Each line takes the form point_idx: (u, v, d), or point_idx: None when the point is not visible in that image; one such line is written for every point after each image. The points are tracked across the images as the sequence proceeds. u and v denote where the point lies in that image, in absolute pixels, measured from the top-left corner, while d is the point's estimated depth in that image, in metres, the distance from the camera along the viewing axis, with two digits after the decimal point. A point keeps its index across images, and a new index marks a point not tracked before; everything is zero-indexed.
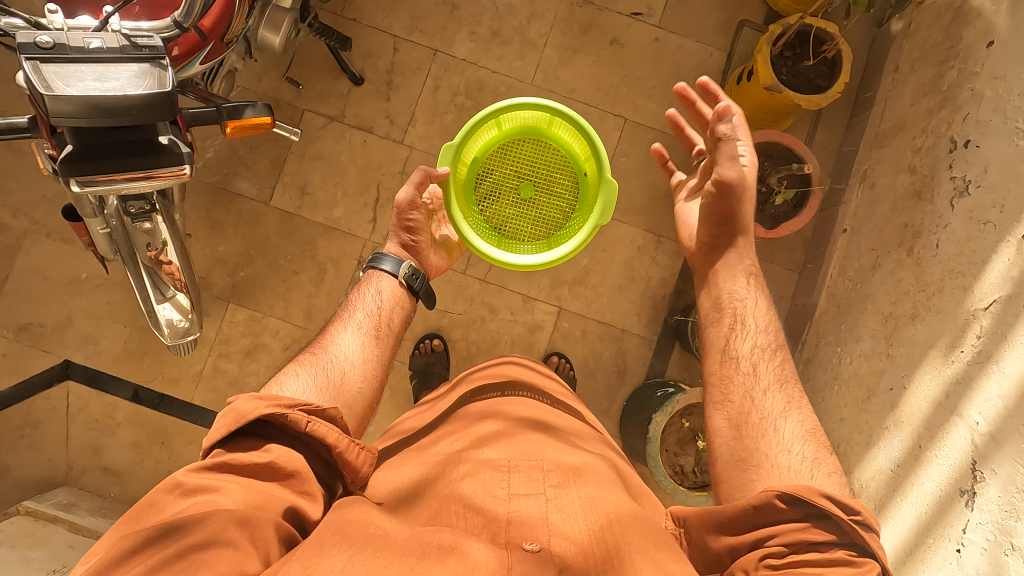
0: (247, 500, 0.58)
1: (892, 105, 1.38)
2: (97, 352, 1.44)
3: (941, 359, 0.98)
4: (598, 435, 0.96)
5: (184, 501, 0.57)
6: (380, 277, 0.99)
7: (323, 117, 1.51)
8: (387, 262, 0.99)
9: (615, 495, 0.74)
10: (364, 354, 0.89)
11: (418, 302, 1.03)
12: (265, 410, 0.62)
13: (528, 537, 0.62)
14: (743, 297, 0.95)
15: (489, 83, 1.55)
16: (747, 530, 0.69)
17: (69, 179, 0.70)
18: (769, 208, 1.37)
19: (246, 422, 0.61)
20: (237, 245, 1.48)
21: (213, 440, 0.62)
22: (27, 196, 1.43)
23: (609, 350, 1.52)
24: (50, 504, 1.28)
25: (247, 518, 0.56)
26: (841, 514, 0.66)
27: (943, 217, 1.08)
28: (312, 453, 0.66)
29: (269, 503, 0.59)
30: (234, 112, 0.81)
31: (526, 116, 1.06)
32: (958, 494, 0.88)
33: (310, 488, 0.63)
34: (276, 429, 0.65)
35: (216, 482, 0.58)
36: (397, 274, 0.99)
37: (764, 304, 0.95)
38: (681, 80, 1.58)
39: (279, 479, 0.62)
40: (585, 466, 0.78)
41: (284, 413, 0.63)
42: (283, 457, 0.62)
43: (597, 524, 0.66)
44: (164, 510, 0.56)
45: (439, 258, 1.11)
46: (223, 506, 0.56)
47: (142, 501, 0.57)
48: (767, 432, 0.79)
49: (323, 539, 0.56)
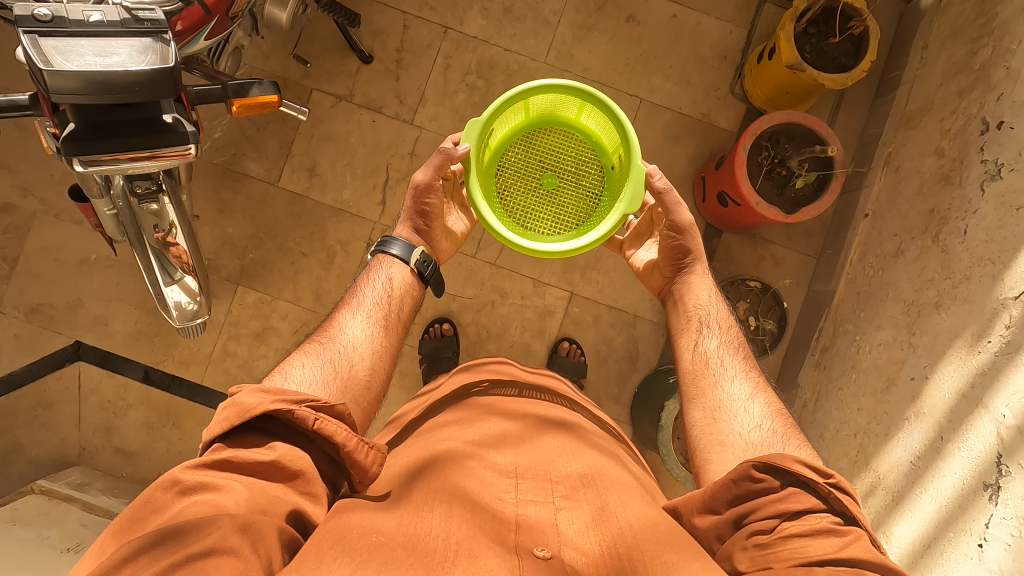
0: (250, 502, 0.57)
1: (920, 85, 1.33)
2: (108, 334, 1.44)
3: (966, 350, 0.96)
4: (601, 433, 0.95)
5: (184, 500, 0.55)
6: (390, 262, 0.97)
7: (331, 96, 1.48)
8: (396, 248, 0.98)
9: (625, 496, 0.73)
10: (373, 343, 0.87)
11: (428, 289, 1.01)
12: (270, 405, 0.61)
13: (539, 544, 0.61)
14: (707, 294, 0.97)
15: (501, 62, 1.51)
16: (751, 511, 0.66)
17: (72, 159, 0.69)
18: (789, 192, 1.33)
19: (249, 417, 0.61)
20: (245, 227, 1.46)
21: (215, 434, 0.61)
22: (35, 176, 1.43)
23: (621, 336, 1.50)
24: (64, 484, 1.29)
25: (249, 524, 0.54)
26: (817, 479, 0.65)
27: (973, 202, 1.04)
28: (317, 450, 0.65)
29: (273, 506, 0.59)
30: (240, 90, 0.78)
31: (554, 105, 1.03)
32: (982, 489, 0.85)
33: (314, 488, 0.63)
34: (281, 425, 0.64)
35: (217, 480, 0.58)
36: (408, 260, 0.97)
37: (721, 303, 0.97)
38: (699, 59, 1.53)
39: (282, 479, 0.61)
40: (591, 468, 0.77)
41: (290, 409, 0.62)
42: (287, 456, 0.61)
43: (609, 530, 0.66)
44: (164, 510, 0.55)
45: (452, 244, 1.09)
46: (224, 506, 0.55)
47: (139, 499, 0.55)
48: (734, 418, 0.82)
49: (322, 548, 0.54)
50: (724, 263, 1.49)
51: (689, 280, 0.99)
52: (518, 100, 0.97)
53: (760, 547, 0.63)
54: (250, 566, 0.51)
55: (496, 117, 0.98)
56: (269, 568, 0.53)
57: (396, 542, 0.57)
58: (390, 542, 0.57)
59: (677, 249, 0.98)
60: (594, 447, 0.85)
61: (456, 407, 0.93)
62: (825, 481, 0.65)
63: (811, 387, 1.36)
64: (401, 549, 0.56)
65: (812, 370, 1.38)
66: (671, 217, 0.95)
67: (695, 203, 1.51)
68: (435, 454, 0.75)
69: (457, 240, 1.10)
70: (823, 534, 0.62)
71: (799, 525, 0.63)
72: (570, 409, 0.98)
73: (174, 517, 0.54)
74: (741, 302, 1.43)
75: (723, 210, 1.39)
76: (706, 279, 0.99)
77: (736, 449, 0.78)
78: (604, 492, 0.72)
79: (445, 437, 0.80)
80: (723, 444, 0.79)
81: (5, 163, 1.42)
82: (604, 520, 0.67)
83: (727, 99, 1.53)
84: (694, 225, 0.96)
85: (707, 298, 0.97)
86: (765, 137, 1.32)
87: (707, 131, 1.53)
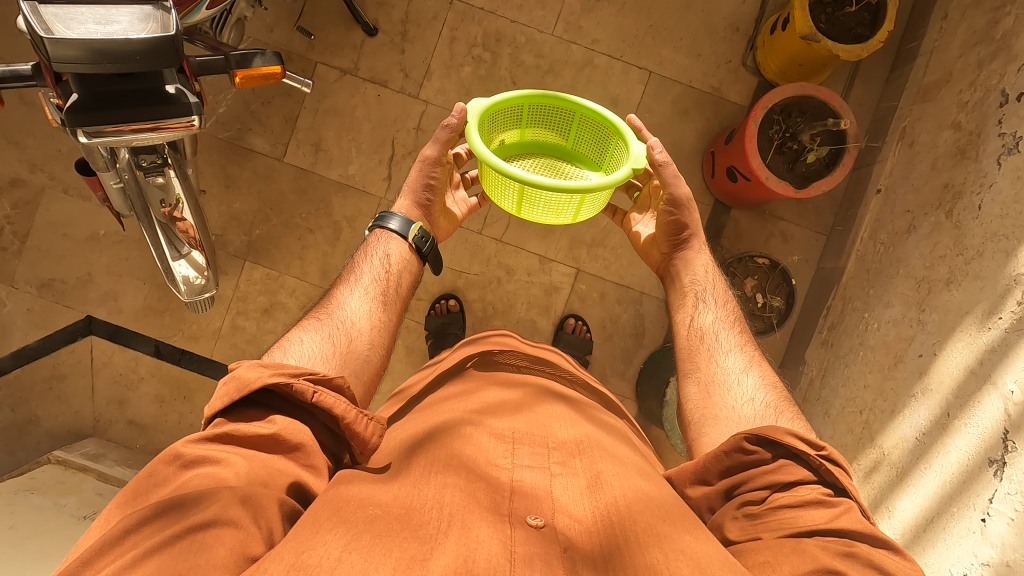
0: (249, 474, 0.57)
1: (938, 56, 1.29)
2: (119, 309, 1.45)
3: (976, 326, 0.95)
4: (604, 409, 0.96)
5: (186, 473, 0.56)
6: (388, 236, 0.97)
7: (336, 70, 1.47)
8: (394, 222, 0.98)
9: (623, 468, 0.73)
10: (372, 319, 0.87)
11: (425, 266, 1.02)
12: (269, 379, 0.62)
13: (534, 510, 0.61)
14: (705, 269, 0.97)
15: (507, 34, 1.48)
16: (744, 484, 0.66)
17: (77, 130, 0.69)
18: (800, 167, 1.31)
19: (249, 390, 0.61)
20: (252, 202, 1.46)
21: (216, 409, 0.62)
22: (42, 151, 1.43)
23: (627, 313, 1.50)
24: (79, 454, 1.32)
25: (250, 496, 0.55)
26: (808, 451, 0.65)
27: (989, 176, 1.02)
28: (317, 423, 0.66)
29: (274, 478, 0.59)
30: (242, 61, 0.77)
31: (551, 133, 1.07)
32: (987, 464, 0.85)
33: (315, 461, 0.63)
34: (281, 399, 0.65)
35: (218, 453, 0.58)
36: (407, 235, 0.97)
37: (720, 277, 0.97)
38: (710, 30, 1.49)
39: (283, 452, 0.62)
40: (587, 440, 0.77)
41: (289, 382, 0.62)
42: (287, 429, 0.62)
43: (605, 501, 0.65)
44: (166, 482, 0.56)
45: (450, 223, 1.11)
46: (224, 479, 0.56)
47: (142, 472, 0.56)
48: (729, 391, 0.81)
49: (318, 519, 0.54)
50: (732, 240, 1.48)
51: (686, 255, 0.99)
52: (518, 103, 0.99)
53: (750, 517, 0.64)
54: (250, 538, 0.52)
55: (495, 109, 0.98)
56: (269, 539, 0.54)
57: (391, 515, 0.57)
58: (386, 514, 0.57)
59: (674, 224, 0.97)
60: (592, 421, 0.85)
61: (459, 379, 0.94)
62: (814, 454, 0.66)
63: (818, 364, 1.36)
64: (396, 521, 0.56)
65: (818, 348, 1.38)
66: (667, 191, 0.93)
67: (704, 178, 1.49)
68: (434, 425, 0.76)
69: (456, 219, 1.12)
70: (812, 505, 0.62)
71: (790, 496, 0.63)
72: (570, 385, 0.98)
73: (176, 489, 0.55)
74: (749, 279, 1.42)
75: (732, 185, 1.37)
76: (705, 254, 0.99)
77: (730, 423, 0.77)
78: (601, 464, 0.72)
79: (444, 408, 0.81)
80: (716, 417, 0.79)
81: (12, 137, 1.42)
82: (598, 489, 0.67)
83: (739, 72, 1.50)
84: (691, 200, 0.95)
85: (705, 273, 0.97)
86: (776, 110, 1.30)
87: (718, 105, 1.50)
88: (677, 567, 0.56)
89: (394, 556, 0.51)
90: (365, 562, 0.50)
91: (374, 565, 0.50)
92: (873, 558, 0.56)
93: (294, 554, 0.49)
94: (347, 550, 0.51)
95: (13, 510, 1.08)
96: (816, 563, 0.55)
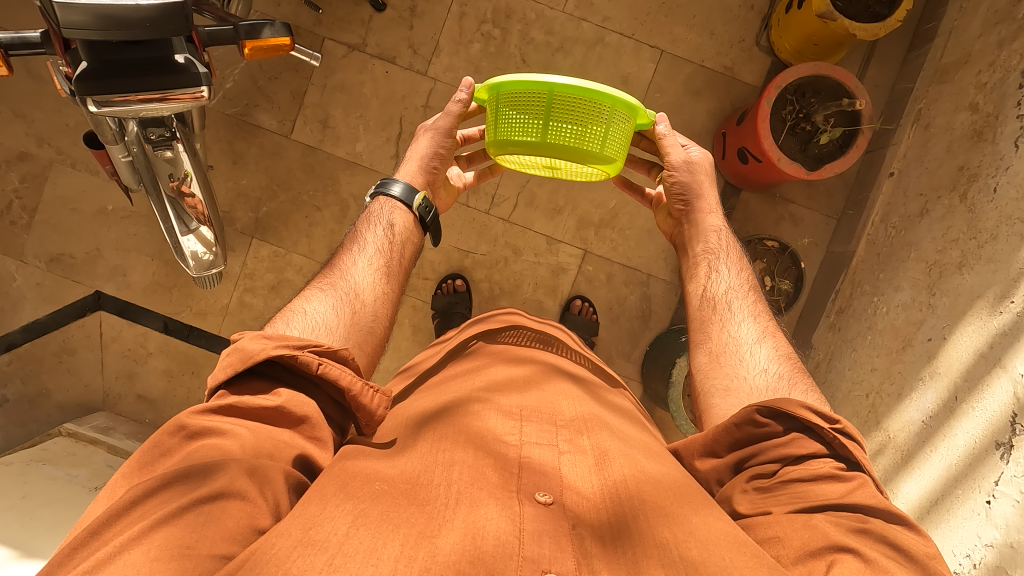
0: (255, 446, 0.57)
1: (957, 36, 1.27)
2: (127, 284, 1.46)
3: (987, 310, 0.94)
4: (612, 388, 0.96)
5: (191, 444, 0.56)
6: (391, 203, 0.97)
7: (344, 45, 1.45)
8: (397, 190, 0.97)
9: (631, 448, 0.72)
10: (376, 289, 0.87)
11: (425, 237, 1.02)
12: (273, 350, 0.62)
13: (543, 485, 0.61)
14: (718, 234, 0.97)
15: (517, 10, 1.46)
16: (753, 460, 0.67)
17: (86, 98, 0.68)
18: (812, 148, 1.30)
19: (253, 362, 0.62)
20: (260, 179, 1.46)
21: (220, 380, 0.62)
22: (50, 124, 1.43)
23: (634, 295, 1.50)
24: (89, 427, 1.34)
25: (257, 468, 0.55)
26: (821, 425, 0.65)
27: (1006, 158, 1.00)
28: (323, 395, 0.67)
29: (279, 450, 0.59)
30: (252, 31, 0.75)
31: None
32: (994, 446, 0.85)
33: (320, 433, 0.63)
34: (286, 370, 0.65)
35: (223, 425, 0.58)
36: (410, 205, 0.97)
37: (732, 244, 0.97)
38: (723, 8, 1.47)
39: (289, 423, 0.62)
40: (594, 418, 0.77)
41: (294, 354, 0.63)
42: (292, 402, 0.62)
43: (615, 480, 0.64)
44: (172, 453, 0.56)
45: (450, 195, 1.12)
46: (230, 451, 0.56)
47: (149, 443, 0.57)
48: (740, 362, 0.81)
49: (326, 492, 0.55)
50: (741, 222, 1.47)
51: (697, 221, 0.98)
52: None
53: (759, 491, 0.65)
54: (257, 510, 0.53)
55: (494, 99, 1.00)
56: (275, 511, 0.55)
57: (398, 490, 0.57)
58: (392, 490, 0.57)
59: (679, 185, 0.97)
60: (598, 400, 0.84)
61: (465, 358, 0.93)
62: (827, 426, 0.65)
63: (825, 348, 1.36)
64: (403, 497, 0.57)
65: (826, 332, 1.37)
66: (668, 157, 0.96)
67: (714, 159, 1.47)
68: (442, 403, 0.75)
69: (454, 192, 1.15)
70: (825, 480, 0.62)
71: (801, 470, 0.63)
72: (575, 362, 0.98)
73: (182, 459, 0.55)
74: (757, 262, 1.41)
75: (743, 166, 1.35)
76: (716, 217, 0.98)
77: (741, 394, 0.77)
78: (607, 441, 0.72)
79: (452, 386, 0.81)
80: (727, 388, 0.79)
81: (19, 111, 1.42)
82: (606, 465, 0.67)
83: (752, 52, 1.48)
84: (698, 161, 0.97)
85: (718, 241, 0.96)
86: (790, 90, 1.28)
87: (730, 85, 1.48)
88: (686, 548, 0.56)
89: (402, 533, 0.52)
90: (373, 539, 0.50)
91: (382, 542, 0.50)
92: (887, 535, 0.56)
93: (302, 529, 0.50)
94: (355, 526, 0.51)
95: (26, 480, 1.10)
96: (826, 540, 0.56)
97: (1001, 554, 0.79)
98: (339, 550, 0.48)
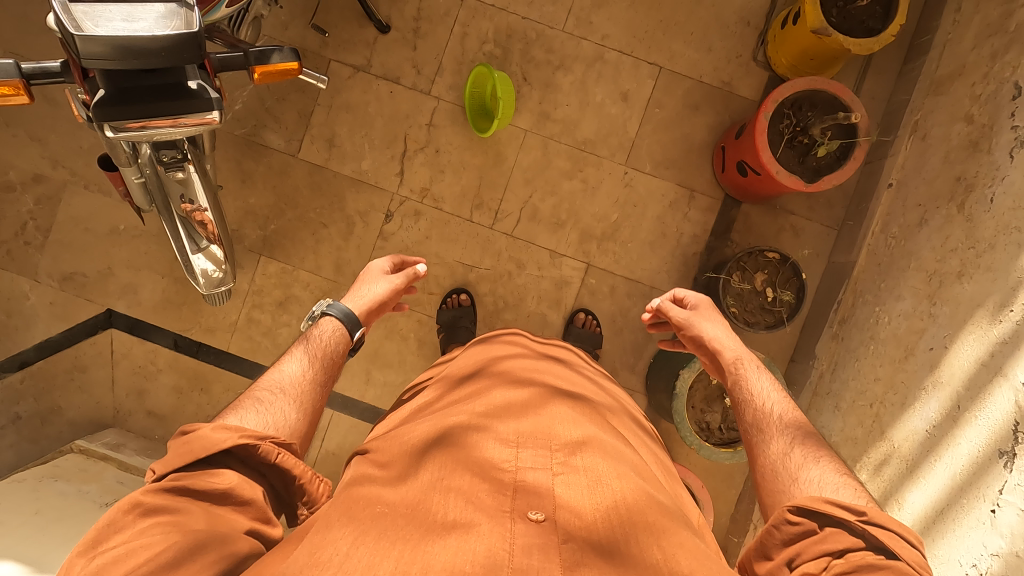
0: (208, 521, 0.59)
1: (951, 49, 1.29)
2: (138, 302, 1.49)
3: (987, 320, 0.95)
4: (614, 406, 0.96)
5: (143, 520, 0.56)
6: (324, 319, 0.95)
7: (349, 67, 1.49)
8: (332, 307, 0.96)
9: (627, 470, 0.72)
10: (304, 387, 0.82)
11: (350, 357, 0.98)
12: (237, 439, 0.64)
13: (535, 506, 0.63)
14: (736, 350, 0.99)
15: (518, 30, 1.50)
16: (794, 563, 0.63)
17: (103, 124, 0.71)
18: (810, 160, 1.31)
19: (213, 449, 0.63)
20: (267, 197, 1.49)
21: (171, 467, 0.62)
22: (64, 147, 1.47)
23: (637, 308, 1.51)
24: (100, 443, 1.36)
25: (217, 534, 0.58)
26: (850, 518, 0.63)
27: (1001, 168, 1.02)
28: (269, 483, 0.67)
29: (223, 526, 0.59)
30: (261, 57, 0.78)
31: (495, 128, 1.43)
32: (997, 456, 0.86)
33: (268, 514, 0.64)
34: (237, 459, 0.66)
35: (174, 504, 0.59)
36: (340, 314, 0.96)
37: (752, 356, 0.98)
38: (720, 25, 1.50)
39: (231, 506, 0.62)
40: (593, 440, 0.77)
41: (255, 442, 0.65)
42: (241, 484, 0.63)
43: (610, 502, 0.65)
44: (125, 529, 0.56)
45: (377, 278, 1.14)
46: (182, 525, 0.57)
47: (102, 520, 0.56)
48: (778, 457, 0.78)
49: (329, 522, 0.57)
50: (742, 234, 1.48)
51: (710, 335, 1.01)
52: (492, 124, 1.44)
53: None
54: (237, 549, 0.57)
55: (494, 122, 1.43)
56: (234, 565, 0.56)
57: (398, 514, 0.59)
58: (392, 512, 0.59)
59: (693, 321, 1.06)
60: (596, 419, 0.84)
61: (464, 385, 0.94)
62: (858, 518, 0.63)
63: (828, 358, 1.36)
64: (402, 518, 0.59)
65: (829, 342, 1.37)
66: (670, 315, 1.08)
67: (715, 173, 1.50)
68: (441, 428, 0.77)
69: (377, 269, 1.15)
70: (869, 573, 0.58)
71: (844, 564, 0.60)
72: (579, 382, 0.98)
73: (133, 536, 0.55)
74: (758, 273, 1.40)
75: (743, 179, 1.37)
76: (733, 338, 1.01)
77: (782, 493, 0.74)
78: (599, 463, 0.72)
79: (452, 412, 0.81)
80: (772, 491, 0.75)
81: (35, 134, 1.46)
82: (599, 487, 0.67)
83: (749, 67, 1.50)
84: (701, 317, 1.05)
85: (737, 354, 0.98)
86: (787, 104, 1.30)
87: (728, 100, 1.50)
88: None
89: (397, 548, 0.53)
90: (371, 555, 0.52)
91: (379, 558, 0.52)
92: None
93: (308, 553, 0.52)
94: (355, 545, 0.53)
95: (38, 497, 1.12)
96: None
97: (1007, 563, 0.79)
98: (340, 568, 0.50)
